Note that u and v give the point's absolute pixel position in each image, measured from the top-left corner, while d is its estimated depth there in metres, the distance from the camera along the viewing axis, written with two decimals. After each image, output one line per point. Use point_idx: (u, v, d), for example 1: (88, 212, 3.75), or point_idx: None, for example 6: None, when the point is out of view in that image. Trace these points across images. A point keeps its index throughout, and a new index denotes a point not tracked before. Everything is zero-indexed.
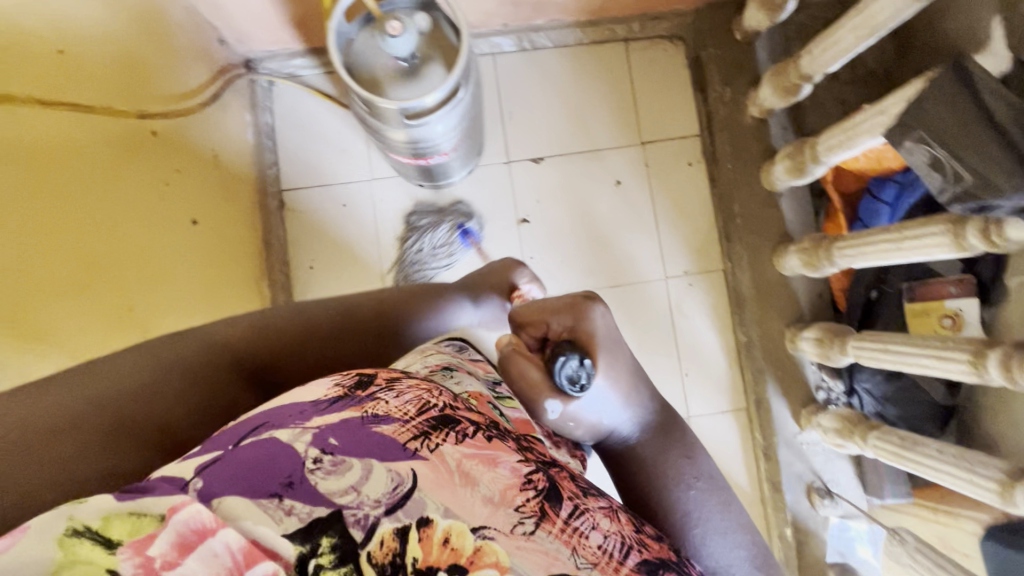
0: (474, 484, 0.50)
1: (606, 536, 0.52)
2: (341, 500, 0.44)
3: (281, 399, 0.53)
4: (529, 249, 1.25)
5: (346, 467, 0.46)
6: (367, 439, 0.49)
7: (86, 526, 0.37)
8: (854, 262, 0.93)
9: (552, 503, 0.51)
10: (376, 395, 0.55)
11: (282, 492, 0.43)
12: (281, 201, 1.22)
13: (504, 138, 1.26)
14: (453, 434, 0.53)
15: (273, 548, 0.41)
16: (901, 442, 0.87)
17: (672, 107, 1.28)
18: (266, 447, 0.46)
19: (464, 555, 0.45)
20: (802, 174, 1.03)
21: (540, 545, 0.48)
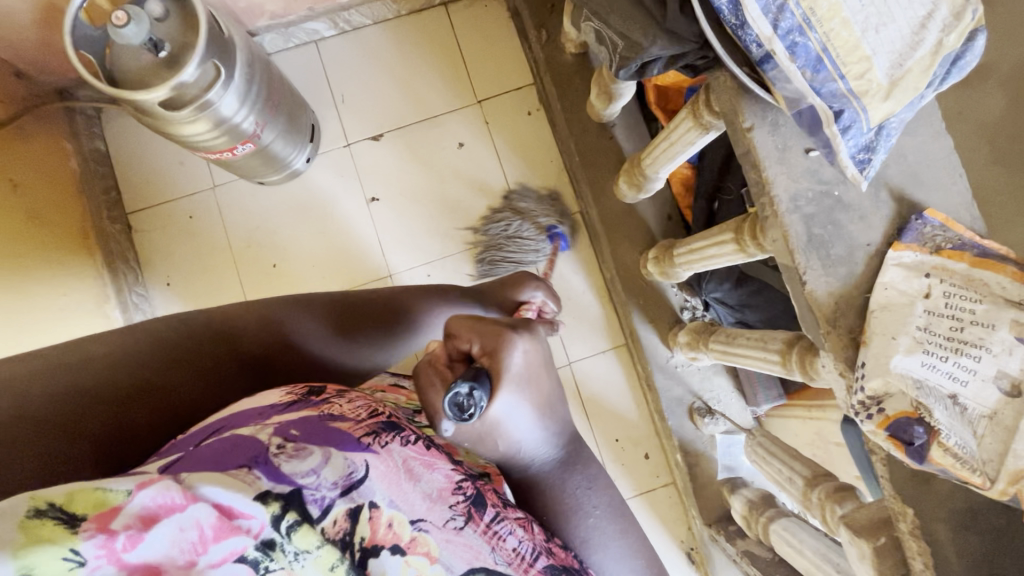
0: (415, 481, 0.45)
1: (523, 540, 0.48)
2: (303, 480, 0.41)
3: (236, 407, 0.48)
4: (382, 225, 1.24)
5: (308, 453, 0.42)
6: (325, 433, 0.44)
7: (51, 504, 0.30)
8: (660, 169, 0.92)
9: (481, 501, 0.47)
10: (331, 400, 0.50)
11: (253, 465, 0.40)
12: (125, 222, 1.21)
13: (339, 121, 1.26)
14: (399, 436, 0.47)
15: (247, 514, 0.36)
16: (729, 339, 0.86)
17: (502, 61, 1.27)
18: (232, 442, 0.42)
19: (402, 539, 0.43)
20: (612, 97, 1.04)
21: (467, 542, 0.45)
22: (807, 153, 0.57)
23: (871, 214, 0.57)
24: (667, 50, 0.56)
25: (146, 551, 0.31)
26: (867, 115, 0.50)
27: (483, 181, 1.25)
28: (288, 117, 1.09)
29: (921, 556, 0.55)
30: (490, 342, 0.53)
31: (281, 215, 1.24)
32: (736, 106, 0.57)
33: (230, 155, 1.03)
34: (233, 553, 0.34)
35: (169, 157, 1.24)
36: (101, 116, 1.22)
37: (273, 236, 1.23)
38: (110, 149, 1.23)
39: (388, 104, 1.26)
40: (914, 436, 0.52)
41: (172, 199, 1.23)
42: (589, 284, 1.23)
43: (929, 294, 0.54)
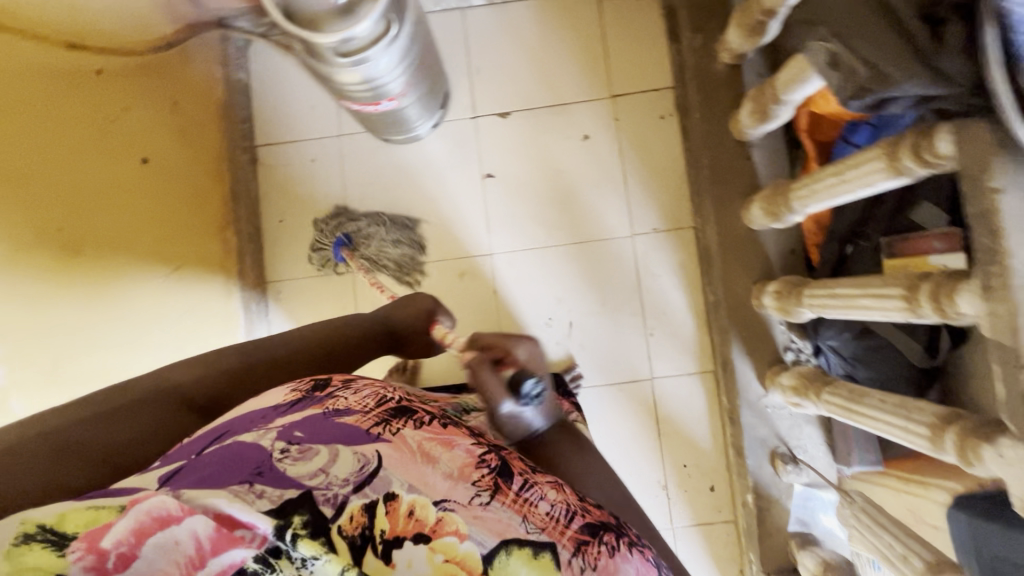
0: (434, 462, 0.58)
1: (554, 504, 0.59)
2: (310, 481, 0.51)
3: (239, 412, 0.61)
4: (493, 203, 1.24)
5: (313, 453, 0.54)
6: (330, 431, 0.57)
7: (40, 528, 0.40)
8: (812, 205, 0.87)
9: (502, 480, 0.59)
10: (335, 394, 0.64)
11: (252, 480, 0.50)
12: (253, 154, 1.25)
13: (470, 92, 1.25)
14: (409, 421, 0.62)
15: (248, 525, 0.43)
16: (853, 396, 0.81)
17: (644, 59, 1.23)
18: (229, 450, 0.54)
19: (427, 524, 0.52)
20: (768, 119, 0.98)
21: (495, 514, 0.55)
22: None
23: None
24: (923, 87, 0.54)
25: (139, 563, 0.39)
26: None
27: (600, 177, 1.22)
28: (429, 84, 1.10)
29: None
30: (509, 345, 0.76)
31: (396, 175, 1.26)
32: (987, 161, 0.50)
33: (374, 109, 1.05)
34: (233, 563, 0.41)
35: (303, 101, 1.27)
36: (247, 48, 1.26)
37: (386, 194, 1.25)
38: (249, 81, 1.26)
39: (521, 84, 1.25)
40: None
41: (298, 140, 1.26)
42: (688, 303, 1.19)
43: None
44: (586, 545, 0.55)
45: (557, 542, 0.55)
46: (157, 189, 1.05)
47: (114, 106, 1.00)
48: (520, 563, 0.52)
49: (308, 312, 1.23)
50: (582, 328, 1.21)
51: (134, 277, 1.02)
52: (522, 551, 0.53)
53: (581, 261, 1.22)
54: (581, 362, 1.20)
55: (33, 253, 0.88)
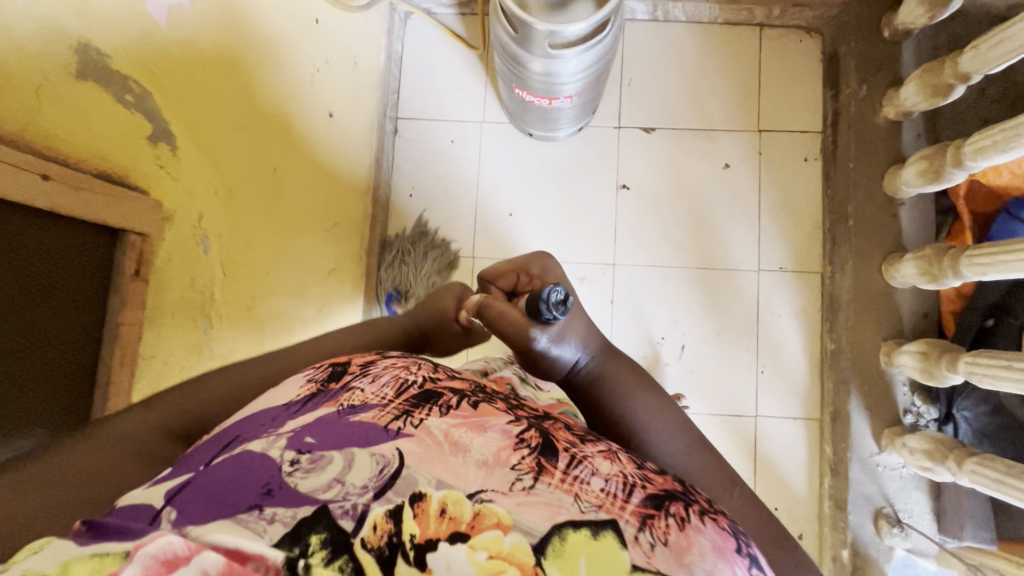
0: (463, 451, 0.42)
1: (609, 479, 0.41)
2: (325, 495, 0.39)
3: (255, 407, 0.49)
4: (623, 214, 1.24)
5: (326, 461, 0.42)
6: (347, 430, 0.44)
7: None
8: (987, 274, 0.86)
9: (548, 453, 0.42)
10: (352, 384, 0.49)
11: (262, 503, 0.39)
12: (395, 125, 1.26)
13: (618, 101, 1.26)
14: (437, 408, 0.46)
15: (258, 556, 0.34)
16: (1005, 471, 0.80)
17: (796, 100, 1.24)
18: (238, 461, 0.42)
19: (463, 521, 0.38)
20: (935, 181, 0.99)
21: (542, 499, 0.39)
22: None
23: None
24: None
25: None
26: None
27: (733, 207, 1.23)
28: (597, 90, 1.11)
29: None
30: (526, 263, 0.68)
31: (531, 170, 1.26)
32: None
33: (545, 103, 1.07)
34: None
35: (452, 82, 1.28)
36: (405, 22, 1.27)
37: (519, 187, 1.26)
38: (401, 53, 1.27)
39: (670, 103, 1.25)
40: None
41: (439, 118, 1.27)
42: (803, 347, 1.19)
43: None
44: (653, 520, 0.38)
45: (617, 519, 0.38)
46: (342, 159, 1.02)
47: (313, 63, 0.92)
48: (578, 547, 0.36)
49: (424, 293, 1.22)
50: (692, 353, 1.20)
51: (308, 247, 0.95)
52: (581, 533, 0.37)
53: (703, 287, 1.22)
54: (687, 388, 1.20)
55: (249, 229, 0.81)
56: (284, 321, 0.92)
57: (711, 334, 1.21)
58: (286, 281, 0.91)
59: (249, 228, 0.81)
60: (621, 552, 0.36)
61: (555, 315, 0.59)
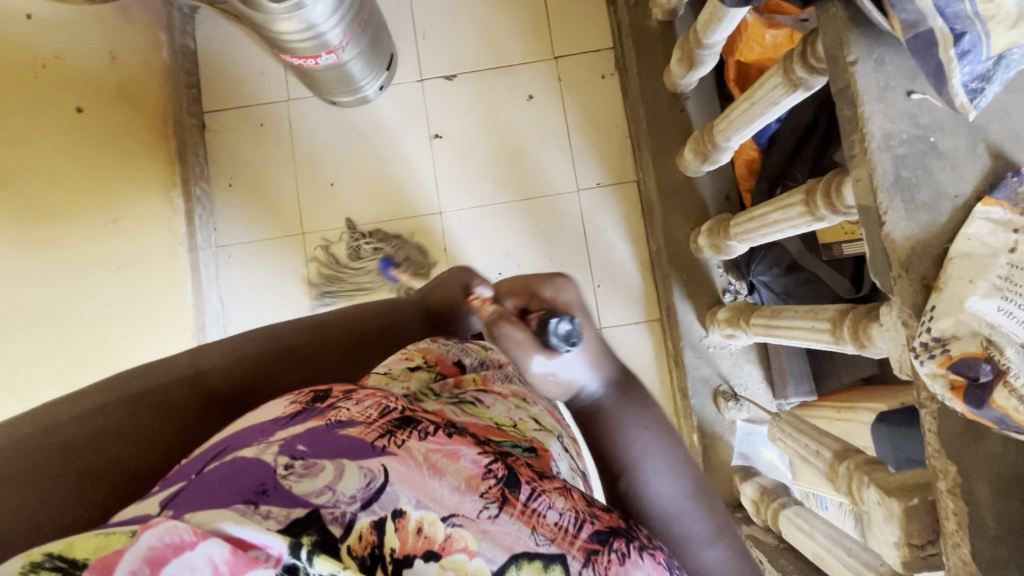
0: (440, 474, 0.40)
1: (563, 513, 0.41)
2: (317, 500, 0.37)
3: (236, 425, 0.44)
4: (440, 162, 1.27)
5: (318, 469, 0.38)
6: (333, 444, 0.40)
7: (48, 554, 0.29)
8: (732, 137, 0.91)
9: (513, 483, 0.41)
10: (338, 403, 0.44)
11: (257, 501, 0.36)
12: (200, 119, 1.26)
13: (416, 56, 1.28)
14: (417, 431, 0.42)
15: (263, 544, 0.32)
16: (772, 317, 0.85)
17: (584, 21, 1.27)
18: (233, 469, 0.38)
19: (435, 542, 0.38)
20: (693, 65, 1.03)
21: (505, 530, 0.39)
22: (909, 97, 0.48)
23: (964, 165, 0.48)
24: None
25: None
26: (989, 42, 0.39)
27: (542, 135, 1.26)
28: (371, 39, 1.11)
29: (955, 516, 0.47)
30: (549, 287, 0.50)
31: (344, 138, 1.27)
32: (843, 38, 0.49)
33: (315, 64, 1.05)
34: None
35: (252, 66, 1.28)
36: (194, 16, 1.27)
37: (332, 158, 1.27)
38: (197, 48, 1.27)
39: (465, 47, 1.28)
40: (979, 373, 0.41)
41: (246, 105, 1.28)
42: (630, 253, 1.23)
43: (1014, 249, 0.44)
44: (597, 556, 0.39)
45: (566, 554, 0.39)
46: (110, 149, 1.03)
47: (35, 57, 0.93)
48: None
49: (259, 275, 1.24)
50: None
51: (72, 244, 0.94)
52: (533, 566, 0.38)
53: (530, 216, 1.25)
54: None
55: None
56: (59, 314, 0.90)
57: (543, 259, 1.24)
58: (39, 266, 0.89)
59: None
60: None
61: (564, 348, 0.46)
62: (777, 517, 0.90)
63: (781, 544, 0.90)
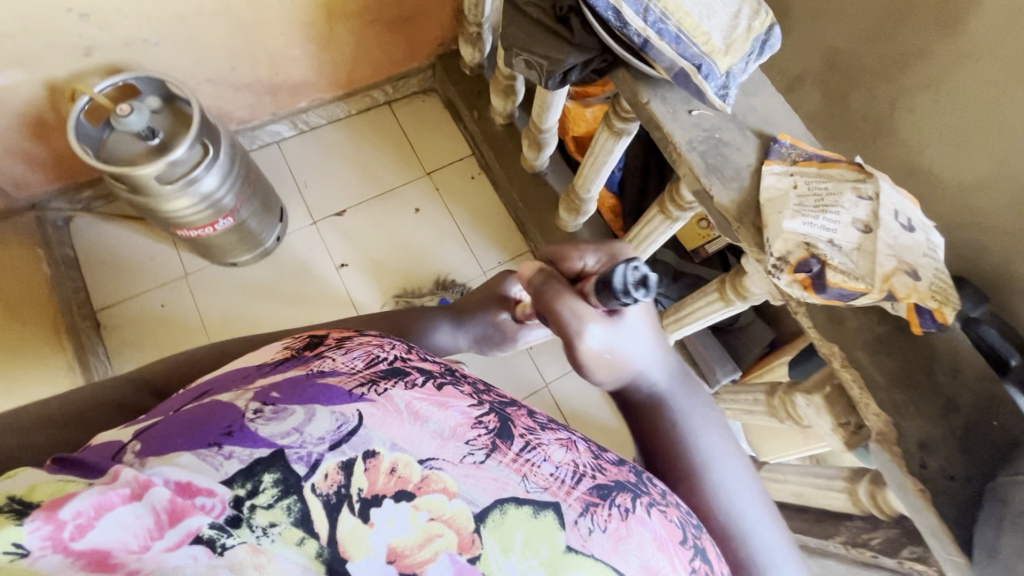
0: (423, 421, 0.41)
1: (560, 465, 0.42)
2: (282, 441, 0.37)
3: (230, 365, 0.46)
4: (354, 287, 1.34)
5: (287, 413, 0.39)
6: (315, 388, 0.41)
7: (10, 499, 0.29)
8: (591, 189, 1.12)
9: (504, 435, 0.42)
10: (326, 354, 0.46)
11: (222, 441, 0.36)
12: (93, 319, 1.22)
13: (305, 205, 1.40)
14: (403, 381, 0.43)
15: (207, 492, 0.33)
16: (677, 313, 1.00)
17: (443, 141, 1.50)
18: (206, 408, 0.39)
19: (409, 482, 0.37)
20: (540, 146, 1.26)
21: (492, 474, 0.39)
22: (691, 113, 0.69)
23: (744, 145, 0.68)
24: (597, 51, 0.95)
25: (98, 537, 0.30)
26: (718, 66, 0.61)
27: (437, 236, 1.41)
28: (262, 199, 1.21)
29: (855, 382, 0.60)
30: (602, 253, 0.55)
31: (253, 293, 1.31)
32: (635, 89, 0.69)
33: (212, 230, 1.12)
34: (190, 533, 0.32)
35: (140, 254, 1.30)
36: (69, 226, 1.28)
37: (247, 314, 1.29)
38: (77, 254, 1.27)
39: (347, 186, 1.43)
40: (814, 268, 0.57)
41: (144, 290, 1.28)
42: None
43: (797, 185, 0.63)
44: (596, 507, 0.40)
45: (562, 501, 0.39)
46: (5, 366, 0.96)
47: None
48: (517, 522, 0.37)
49: None
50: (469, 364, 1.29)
51: None
52: (522, 510, 0.38)
53: None
54: None
55: None
56: None
57: None
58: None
59: None
60: (557, 534, 0.38)
61: (633, 300, 0.47)
62: None
63: None
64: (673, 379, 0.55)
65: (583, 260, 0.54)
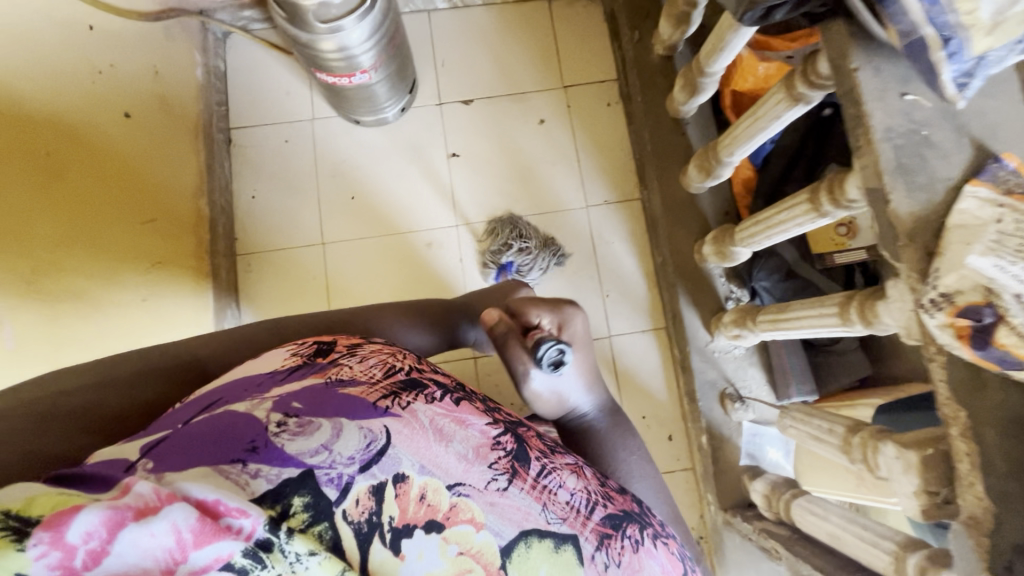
0: (447, 442, 0.52)
1: (573, 494, 0.56)
2: (313, 459, 0.46)
3: (240, 372, 0.53)
4: (457, 179, 1.34)
5: (314, 429, 0.48)
6: (336, 401, 0.50)
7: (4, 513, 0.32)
8: (736, 152, 1.00)
9: (522, 461, 0.55)
10: (340, 363, 0.55)
11: (246, 458, 0.44)
12: (227, 134, 1.31)
13: (436, 83, 1.38)
14: (421, 395, 0.54)
15: (233, 516, 0.39)
16: (778, 314, 0.91)
17: (590, 56, 1.39)
18: (221, 419, 0.47)
19: (439, 511, 0.48)
20: (697, 90, 1.13)
21: (514, 501, 0.51)
22: (903, 97, 0.57)
23: (954, 154, 0.56)
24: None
25: (113, 560, 0.34)
26: (970, 46, 0.49)
27: (551, 154, 1.35)
28: (399, 64, 1.20)
29: (967, 456, 0.52)
30: (556, 316, 0.75)
31: (365, 154, 1.34)
32: (845, 49, 0.58)
33: (347, 82, 1.14)
34: (220, 558, 0.37)
35: (277, 88, 1.35)
36: (226, 40, 1.34)
37: (355, 173, 1.33)
38: (226, 70, 1.34)
39: (480, 75, 1.38)
40: (983, 316, 0.50)
41: (272, 122, 1.34)
42: (636, 265, 1.30)
43: (1001, 220, 0.52)
44: (609, 540, 0.54)
45: (577, 532, 0.53)
46: (153, 155, 1.08)
47: (94, 65, 1.01)
48: (539, 555, 0.50)
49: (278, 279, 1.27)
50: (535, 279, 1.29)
51: (120, 236, 0.98)
52: (544, 543, 0.51)
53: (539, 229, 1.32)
54: None
55: (43, 234, 0.84)
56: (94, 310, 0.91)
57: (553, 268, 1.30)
58: (97, 265, 0.93)
59: (40, 237, 0.83)
60: (576, 565, 0.51)
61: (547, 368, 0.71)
62: (789, 509, 0.94)
63: (795, 533, 0.94)
64: (601, 409, 0.79)
65: (538, 317, 0.75)
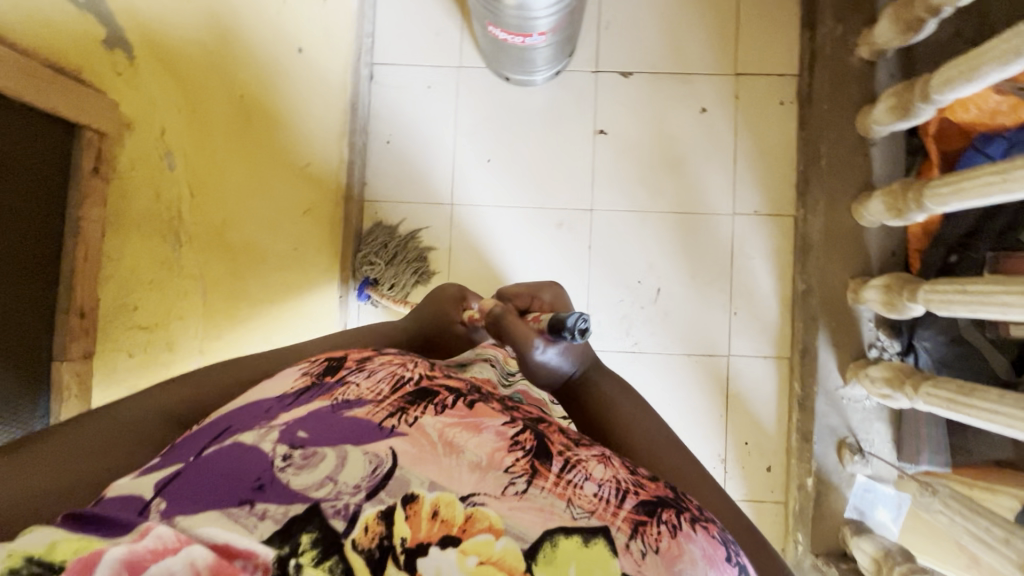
0: (458, 453, 0.42)
1: (602, 484, 0.41)
2: (316, 493, 0.39)
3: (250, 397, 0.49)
4: (602, 160, 1.25)
5: (318, 459, 0.41)
6: (339, 426, 0.43)
7: (26, 559, 0.29)
8: (946, 203, 0.89)
9: (540, 456, 0.42)
10: (349, 379, 0.48)
11: (255, 498, 0.39)
12: (370, 72, 1.26)
13: (596, 47, 1.25)
14: (432, 405, 0.46)
15: (246, 553, 0.34)
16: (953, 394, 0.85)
17: (773, 41, 1.23)
18: (229, 451, 0.42)
19: (454, 526, 0.38)
20: (907, 115, 0.98)
21: (534, 504, 0.39)
22: None
23: None
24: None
25: None
26: None
27: (707, 148, 1.24)
28: (575, 28, 1.09)
29: None
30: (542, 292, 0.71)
31: (507, 114, 1.26)
32: None
33: (521, 41, 1.04)
34: None
35: (426, 29, 1.26)
36: None
37: (494, 134, 1.26)
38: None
39: (646, 46, 1.24)
40: None
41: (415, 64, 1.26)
42: (774, 286, 1.22)
43: None
44: (644, 526, 0.38)
45: (607, 525, 0.38)
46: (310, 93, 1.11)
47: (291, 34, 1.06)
48: (567, 553, 0.37)
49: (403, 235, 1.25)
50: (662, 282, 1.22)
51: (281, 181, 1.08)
52: (568, 539, 0.37)
53: (680, 229, 1.24)
54: (662, 330, 1.23)
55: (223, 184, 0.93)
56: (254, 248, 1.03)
57: (685, 274, 1.23)
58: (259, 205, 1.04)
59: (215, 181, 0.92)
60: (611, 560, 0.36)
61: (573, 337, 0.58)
62: None
63: None
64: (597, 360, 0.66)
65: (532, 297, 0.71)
